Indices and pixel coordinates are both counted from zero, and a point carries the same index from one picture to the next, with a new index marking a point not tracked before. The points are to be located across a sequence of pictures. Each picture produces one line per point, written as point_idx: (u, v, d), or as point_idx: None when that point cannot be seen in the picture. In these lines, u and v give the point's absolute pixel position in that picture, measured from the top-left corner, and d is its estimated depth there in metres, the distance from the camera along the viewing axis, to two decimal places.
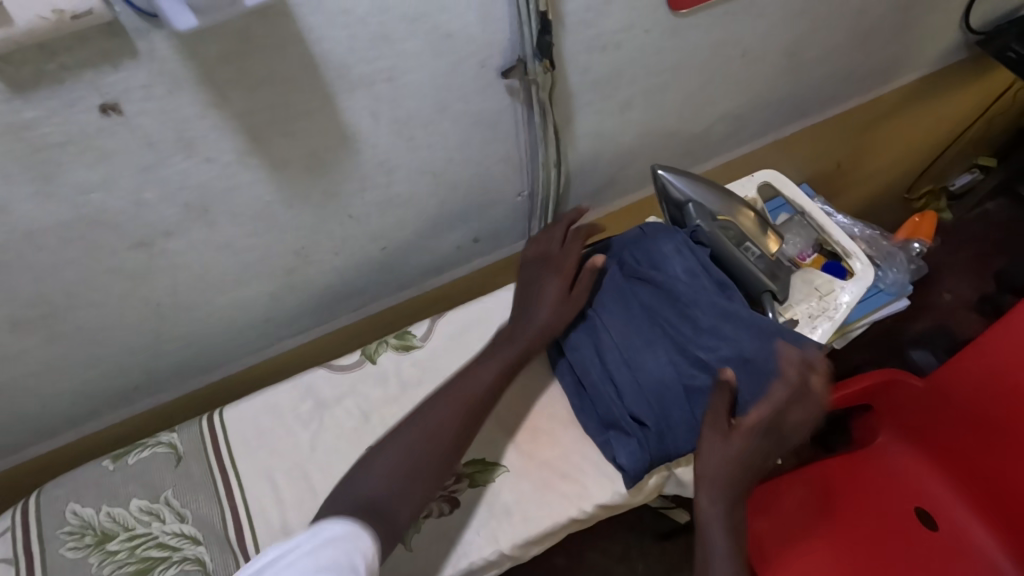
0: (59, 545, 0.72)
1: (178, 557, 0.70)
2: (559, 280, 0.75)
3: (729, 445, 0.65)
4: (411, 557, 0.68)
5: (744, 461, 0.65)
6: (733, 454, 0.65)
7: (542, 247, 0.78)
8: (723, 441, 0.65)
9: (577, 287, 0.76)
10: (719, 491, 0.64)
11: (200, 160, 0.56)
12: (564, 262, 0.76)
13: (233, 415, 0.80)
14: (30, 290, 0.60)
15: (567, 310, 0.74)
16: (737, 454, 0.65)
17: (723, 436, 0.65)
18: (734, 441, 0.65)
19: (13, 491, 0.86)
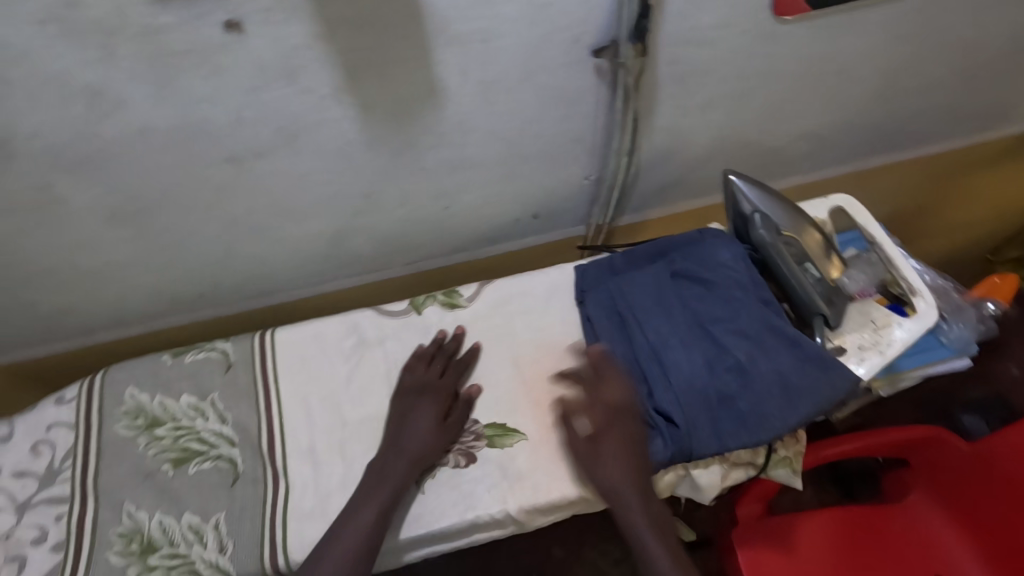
0: (114, 422, 0.79)
1: (213, 454, 0.76)
2: (435, 407, 0.75)
3: (601, 463, 0.68)
4: (421, 499, 0.72)
5: (630, 453, 0.68)
6: (620, 459, 0.68)
7: (422, 376, 0.78)
8: (600, 461, 0.68)
9: (451, 416, 0.75)
10: (637, 507, 0.66)
11: (299, 89, 0.60)
12: (441, 390, 0.77)
13: (282, 337, 0.85)
14: (130, 184, 0.66)
15: (442, 436, 0.74)
16: (618, 462, 0.67)
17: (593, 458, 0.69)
18: (607, 462, 0.68)
19: (77, 371, 0.94)
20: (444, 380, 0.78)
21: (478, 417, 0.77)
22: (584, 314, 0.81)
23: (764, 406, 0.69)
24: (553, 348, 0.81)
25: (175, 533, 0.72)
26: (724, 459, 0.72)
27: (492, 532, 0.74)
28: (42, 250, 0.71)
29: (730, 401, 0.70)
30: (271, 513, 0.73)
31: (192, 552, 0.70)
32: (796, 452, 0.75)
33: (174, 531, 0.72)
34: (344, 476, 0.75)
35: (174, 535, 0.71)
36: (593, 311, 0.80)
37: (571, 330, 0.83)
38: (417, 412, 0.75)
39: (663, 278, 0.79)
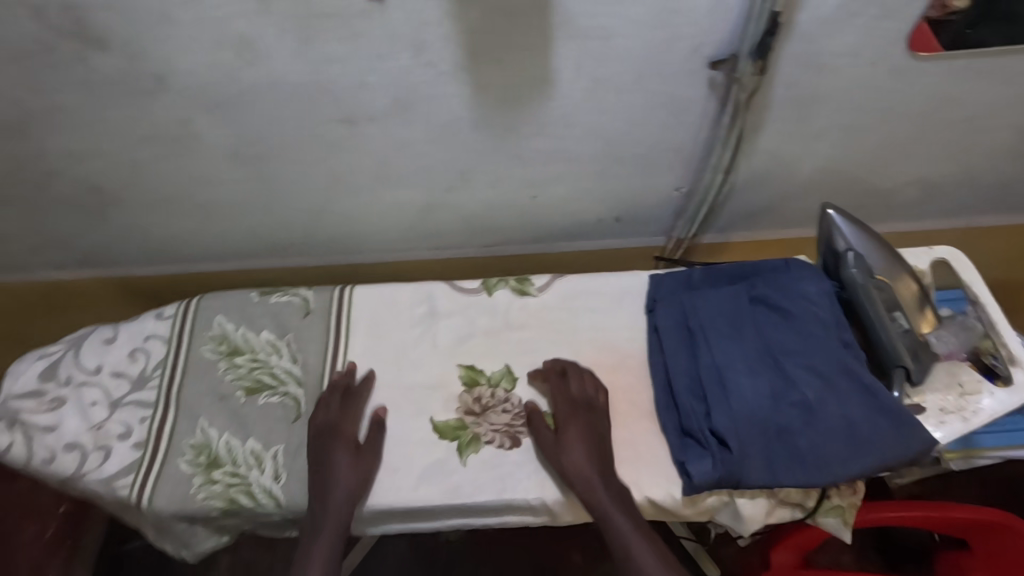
0: (201, 344, 0.86)
1: (281, 390, 0.82)
2: (344, 446, 0.74)
3: (567, 450, 0.71)
4: (463, 470, 0.74)
5: (589, 439, 0.72)
6: (579, 440, 0.72)
7: (321, 422, 0.77)
8: (566, 450, 0.71)
9: (364, 446, 0.75)
10: (597, 483, 0.69)
11: (422, 62, 0.64)
12: (347, 427, 0.76)
13: (358, 295, 0.89)
14: (255, 130, 0.71)
15: (361, 468, 0.73)
16: (582, 446, 0.71)
17: (553, 449, 0.72)
18: (568, 449, 0.71)
19: (173, 293, 1.03)
20: (346, 415, 0.77)
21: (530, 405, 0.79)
22: (652, 322, 0.81)
23: (825, 449, 0.67)
24: (615, 352, 0.82)
25: (237, 454, 0.78)
26: (773, 495, 0.70)
27: (524, 518, 0.75)
28: (169, 180, 0.79)
29: (791, 436, 0.68)
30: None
31: (249, 474, 0.76)
32: (850, 504, 0.72)
33: (237, 452, 0.78)
34: (390, 436, 0.77)
35: (236, 456, 0.77)
36: (662, 320, 0.79)
37: (636, 338, 0.83)
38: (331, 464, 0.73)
39: (739, 300, 0.77)
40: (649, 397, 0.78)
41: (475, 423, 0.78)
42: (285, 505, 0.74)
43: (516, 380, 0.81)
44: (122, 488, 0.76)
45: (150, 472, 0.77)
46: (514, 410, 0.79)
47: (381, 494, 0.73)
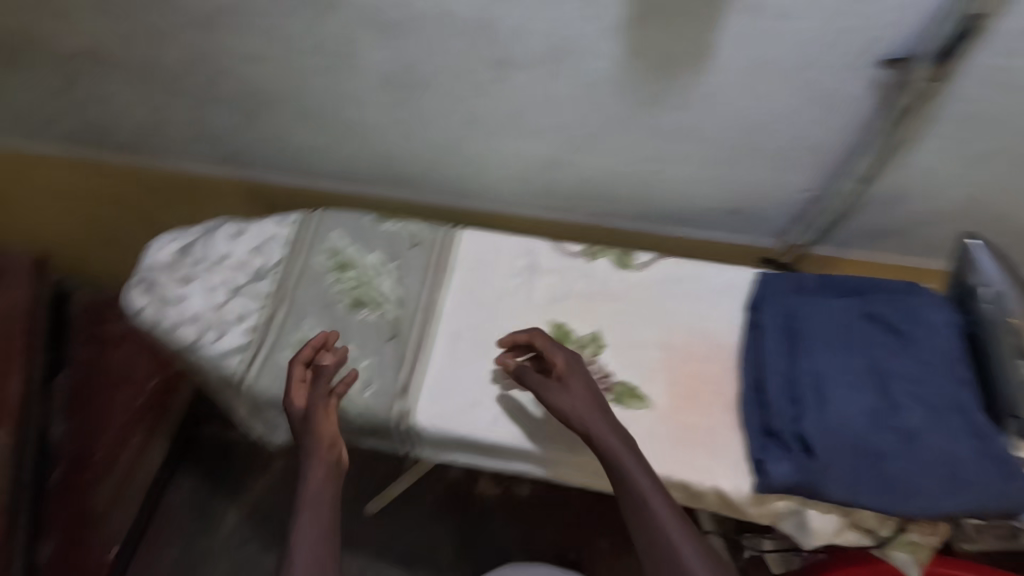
0: (316, 253, 0.92)
1: (381, 309, 0.86)
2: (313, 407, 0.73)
3: (574, 397, 0.71)
4: (538, 419, 0.77)
5: (591, 393, 0.72)
6: (580, 390, 0.71)
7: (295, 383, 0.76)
8: (569, 399, 0.71)
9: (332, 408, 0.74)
10: (614, 433, 0.68)
11: (587, 15, 0.65)
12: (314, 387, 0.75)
13: (466, 237, 0.92)
14: (411, 59, 0.75)
15: (331, 428, 0.72)
16: (584, 395, 0.71)
17: (557, 394, 0.71)
18: (573, 393, 0.71)
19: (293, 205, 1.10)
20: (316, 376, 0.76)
21: (613, 373, 0.80)
22: (754, 319, 0.80)
23: (918, 480, 0.64)
24: (708, 340, 0.81)
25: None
26: (848, 514, 0.69)
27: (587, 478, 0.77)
28: (320, 95, 0.85)
29: (883, 460, 0.66)
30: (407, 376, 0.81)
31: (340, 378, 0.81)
32: (926, 543, 0.69)
33: None
34: (475, 373, 0.81)
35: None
36: (766, 319, 0.78)
37: (732, 332, 0.82)
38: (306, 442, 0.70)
39: (854, 314, 0.75)
40: (736, 391, 0.77)
41: None
42: (368, 413, 0.79)
43: (603, 348, 0.82)
44: (232, 363, 0.84)
45: (257, 355, 0.84)
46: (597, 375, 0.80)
47: (460, 423, 0.77)
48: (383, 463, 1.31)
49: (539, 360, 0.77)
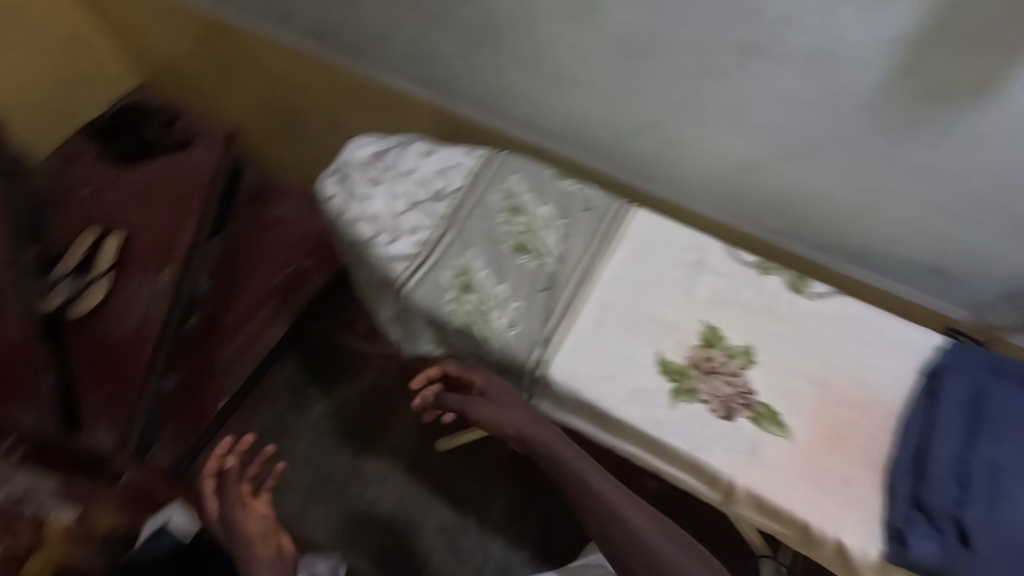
0: (494, 190, 0.95)
1: (542, 260, 0.88)
2: (239, 493, 0.83)
3: (508, 415, 0.79)
4: (670, 411, 0.76)
5: (527, 410, 0.80)
6: (513, 408, 0.79)
7: (210, 486, 0.85)
8: (507, 411, 0.79)
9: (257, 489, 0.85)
10: (568, 449, 0.76)
11: (869, 19, 0.61)
12: (224, 485, 0.84)
13: (639, 217, 0.91)
14: (657, 25, 0.74)
15: (258, 510, 0.82)
16: (518, 408, 0.79)
17: (482, 407, 0.81)
18: (507, 410, 0.79)
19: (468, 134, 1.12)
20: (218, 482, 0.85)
21: (757, 393, 0.77)
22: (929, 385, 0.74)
23: None
24: (868, 392, 0.76)
25: (487, 292, 0.86)
26: None
27: (703, 486, 0.75)
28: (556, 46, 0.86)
29: None
30: (551, 330, 0.83)
31: (490, 312, 0.84)
32: None
33: (487, 291, 0.86)
34: (617, 348, 0.81)
35: (485, 293, 0.86)
36: (945, 390, 0.72)
37: (896, 390, 0.76)
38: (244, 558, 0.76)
39: None
40: (886, 450, 0.72)
41: (698, 378, 0.78)
42: (508, 351, 0.82)
43: (753, 363, 0.79)
44: (396, 270, 0.89)
45: (420, 270, 0.88)
46: (739, 388, 0.77)
47: (593, 391, 0.78)
48: (459, 401, 1.30)
49: (449, 383, 0.90)
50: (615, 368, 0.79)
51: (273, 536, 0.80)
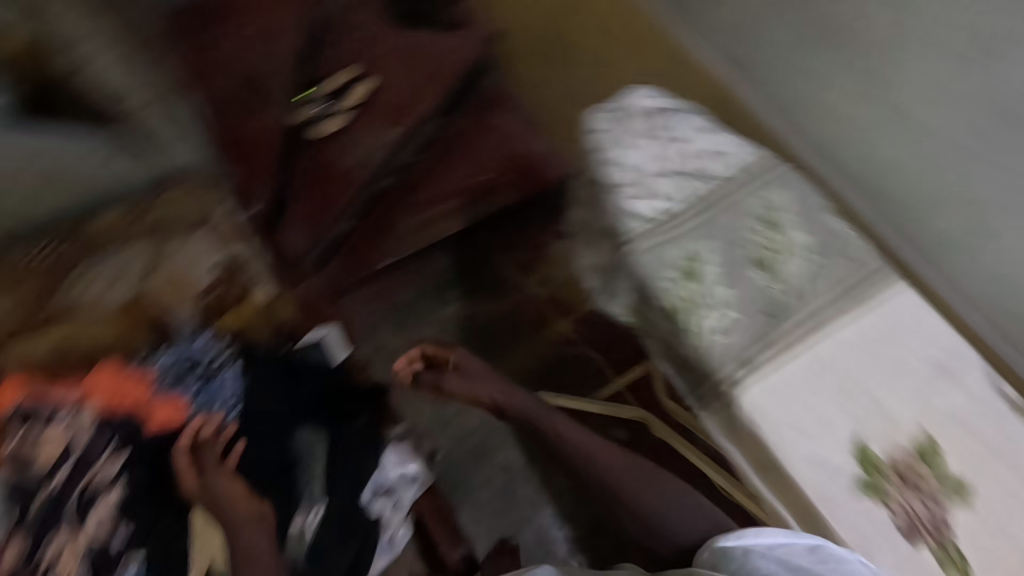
0: (756, 194, 0.89)
1: (777, 286, 0.82)
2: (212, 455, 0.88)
3: (477, 385, 0.89)
4: (855, 504, 0.72)
5: (508, 387, 0.89)
6: (487, 382, 0.90)
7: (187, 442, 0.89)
8: (465, 381, 0.90)
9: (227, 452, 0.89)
10: (567, 426, 0.83)
11: None
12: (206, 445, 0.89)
13: (902, 297, 0.81)
14: None
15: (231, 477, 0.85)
16: (492, 384, 0.90)
17: (452, 380, 0.90)
18: (476, 381, 0.90)
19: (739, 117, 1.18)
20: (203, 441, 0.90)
21: (953, 533, 0.70)
22: None
23: None
24: None
25: (708, 288, 0.83)
26: None
27: None
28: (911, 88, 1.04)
29: None
30: (759, 354, 0.79)
31: (702, 307, 0.82)
32: None
33: (709, 287, 0.83)
34: (823, 415, 0.76)
35: (705, 289, 0.83)
36: None
37: None
38: (237, 535, 0.79)
39: None
40: None
41: (895, 485, 0.72)
42: (703, 353, 0.80)
43: (962, 500, 0.71)
44: (630, 226, 0.89)
45: (652, 236, 0.87)
46: (935, 518, 0.71)
47: (788, 450, 0.75)
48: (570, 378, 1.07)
49: (433, 364, 0.92)
50: (817, 434, 0.75)
51: (254, 496, 0.83)
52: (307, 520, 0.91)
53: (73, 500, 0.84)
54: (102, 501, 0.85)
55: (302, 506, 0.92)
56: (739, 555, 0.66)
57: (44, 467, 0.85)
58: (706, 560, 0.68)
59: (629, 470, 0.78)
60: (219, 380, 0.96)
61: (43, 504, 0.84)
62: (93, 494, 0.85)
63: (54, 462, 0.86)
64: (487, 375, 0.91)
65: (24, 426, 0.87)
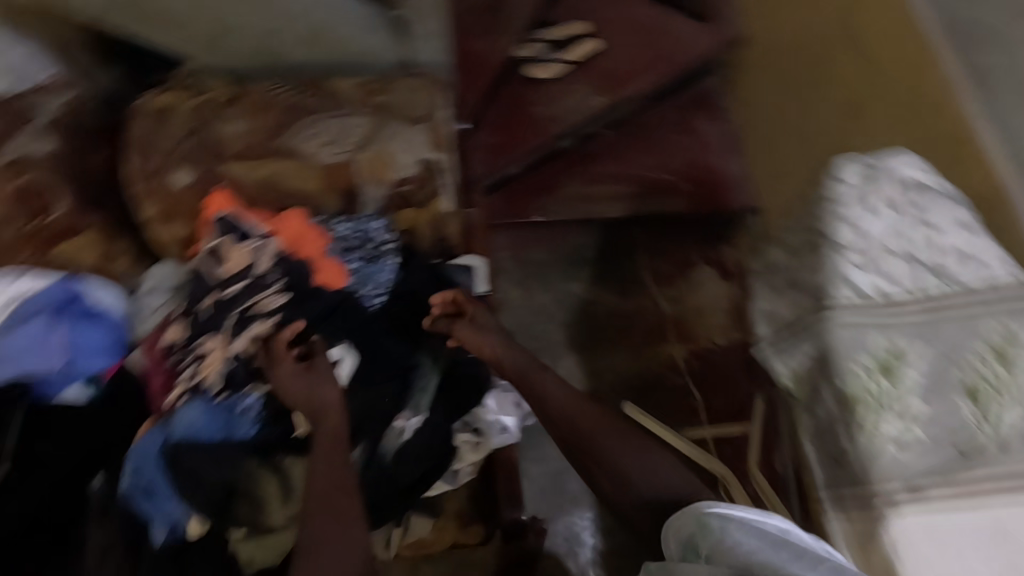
0: (999, 322, 0.80)
1: (977, 422, 0.77)
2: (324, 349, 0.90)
3: (475, 334, 0.95)
4: None
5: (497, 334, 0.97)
6: (476, 332, 0.95)
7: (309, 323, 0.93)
8: (467, 328, 0.96)
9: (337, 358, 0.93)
10: (542, 374, 0.93)
11: None
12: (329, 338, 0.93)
13: None
14: None
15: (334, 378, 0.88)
16: (486, 333, 0.96)
17: (462, 326, 0.96)
18: (474, 332, 0.95)
19: None
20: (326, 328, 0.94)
21: None
22: None
23: None
24: None
25: (901, 395, 0.79)
26: None
27: None
28: None
29: None
30: (932, 484, 0.78)
31: (887, 412, 0.80)
32: None
33: (905, 396, 0.79)
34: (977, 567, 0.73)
35: (899, 393, 0.79)
36: None
37: None
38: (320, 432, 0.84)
39: None
40: None
41: None
42: (867, 450, 0.80)
43: None
44: (840, 294, 0.85)
45: (863, 317, 0.83)
46: None
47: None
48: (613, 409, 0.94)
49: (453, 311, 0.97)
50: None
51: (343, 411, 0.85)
52: (409, 422, 0.97)
53: (234, 314, 0.94)
54: (253, 326, 0.92)
55: (408, 410, 0.97)
56: (717, 527, 0.75)
57: (224, 276, 0.96)
58: (685, 526, 0.79)
59: (615, 438, 0.89)
60: (380, 264, 1.02)
61: (213, 305, 0.95)
62: (248, 317, 0.93)
63: (232, 275, 0.96)
64: (493, 329, 0.97)
65: (219, 236, 0.97)
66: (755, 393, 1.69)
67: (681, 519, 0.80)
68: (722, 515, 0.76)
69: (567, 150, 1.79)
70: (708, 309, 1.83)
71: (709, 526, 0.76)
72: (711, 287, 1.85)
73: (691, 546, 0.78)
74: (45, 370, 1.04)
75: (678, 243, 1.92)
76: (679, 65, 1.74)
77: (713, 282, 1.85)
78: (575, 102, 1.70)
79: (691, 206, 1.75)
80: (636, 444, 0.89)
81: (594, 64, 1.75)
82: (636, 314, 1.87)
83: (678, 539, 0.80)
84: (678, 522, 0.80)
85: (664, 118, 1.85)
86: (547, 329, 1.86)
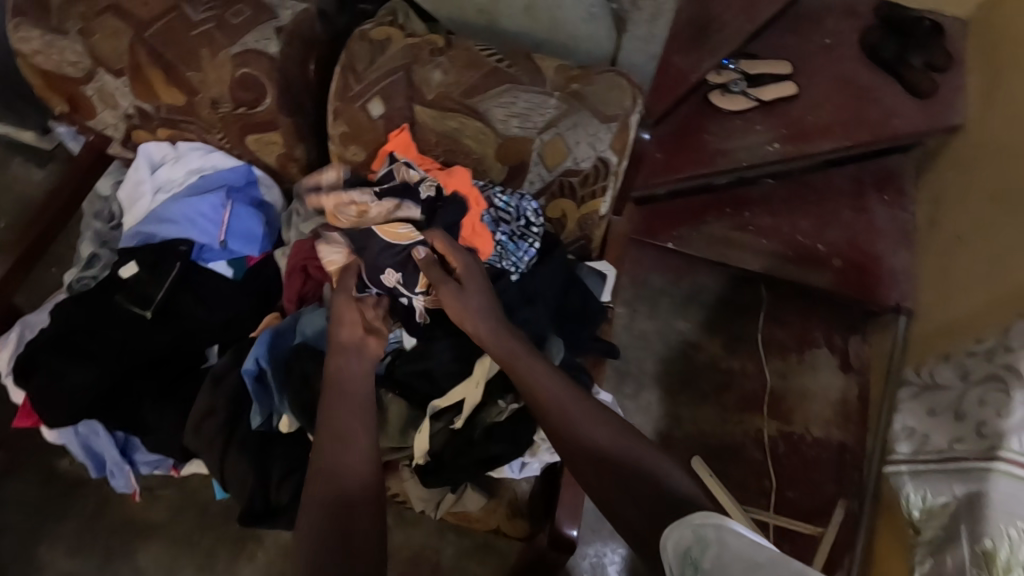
0: None
1: None
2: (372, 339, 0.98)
3: (456, 296, 0.97)
4: None
5: (478, 303, 0.97)
6: (452, 295, 0.97)
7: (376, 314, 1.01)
8: (446, 291, 0.97)
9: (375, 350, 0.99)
10: (527, 354, 0.94)
11: None
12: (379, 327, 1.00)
13: None
14: None
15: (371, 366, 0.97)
16: (461, 297, 0.96)
17: (449, 288, 0.97)
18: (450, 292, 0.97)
19: None
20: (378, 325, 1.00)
21: None
22: None
23: None
24: None
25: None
26: None
27: None
28: None
29: None
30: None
31: None
32: None
33: None
34: None
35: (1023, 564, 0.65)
36: None
37: None
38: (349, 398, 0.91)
39: None
40: None
41: None
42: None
43: None
44: (1011, 443, 0.71)
45: None
46: None
47: None
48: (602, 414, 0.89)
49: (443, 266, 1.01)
50: None
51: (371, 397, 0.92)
52: (509, 406, 1.03)
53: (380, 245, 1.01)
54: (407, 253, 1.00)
55: (511, 395, 1.03)
56: (711, 535, 0.69)
57: (377, 200, 1.01)
58: (681, 539, 0.72)
59: (590, 420, 0.88)
60: (522, 243, 1.05)
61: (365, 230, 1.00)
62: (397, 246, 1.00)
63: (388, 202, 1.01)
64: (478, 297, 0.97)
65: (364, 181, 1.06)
66: (840, 500, 1.60)
67: (676, 529, 0.73)
68: (719, 522, 0.70)
69: (722, 189, 1.71)
70: (814, 395, 1.72)
71: (707, 537, 0.69)
72: (825, 375, 1.73)
73: (687, 559, 0.70)
74: (202, 241, 1.17)
75: (804, 316, 1.79)
76: (876, 134, 1.60)
77: (829, 369, 1.74)
78: (751, 142, 1.62)
79: (838, 283, 1.62)
80: (636, 442, 0.86)
81: (783, 109, 1.65)
82: (737, 374, 1.74)
83: (676, 550, 0.72)
84: (676, 531, 0.73)
85: (838, 185, 1.71)
86: (641, 356, 1.77)
